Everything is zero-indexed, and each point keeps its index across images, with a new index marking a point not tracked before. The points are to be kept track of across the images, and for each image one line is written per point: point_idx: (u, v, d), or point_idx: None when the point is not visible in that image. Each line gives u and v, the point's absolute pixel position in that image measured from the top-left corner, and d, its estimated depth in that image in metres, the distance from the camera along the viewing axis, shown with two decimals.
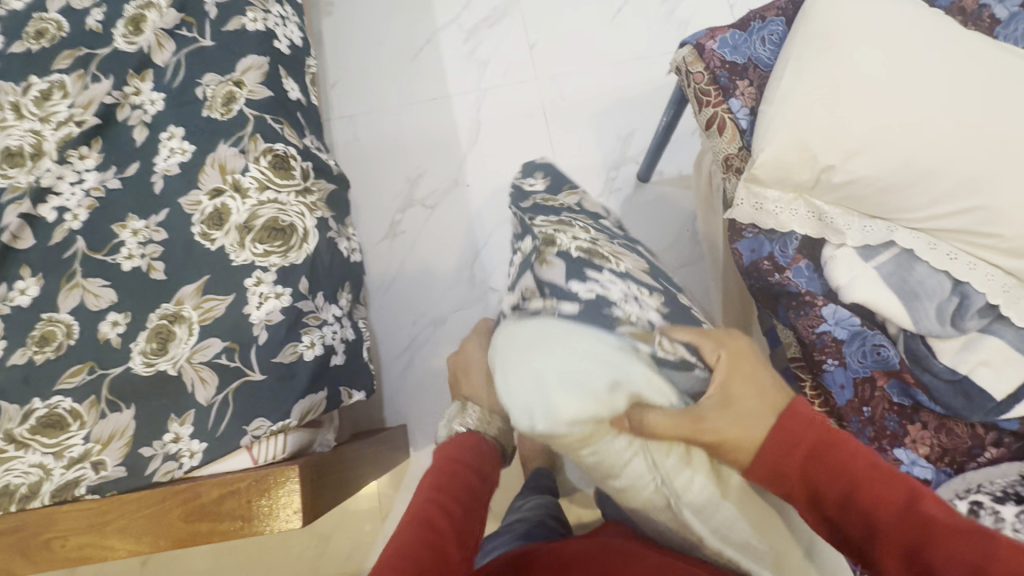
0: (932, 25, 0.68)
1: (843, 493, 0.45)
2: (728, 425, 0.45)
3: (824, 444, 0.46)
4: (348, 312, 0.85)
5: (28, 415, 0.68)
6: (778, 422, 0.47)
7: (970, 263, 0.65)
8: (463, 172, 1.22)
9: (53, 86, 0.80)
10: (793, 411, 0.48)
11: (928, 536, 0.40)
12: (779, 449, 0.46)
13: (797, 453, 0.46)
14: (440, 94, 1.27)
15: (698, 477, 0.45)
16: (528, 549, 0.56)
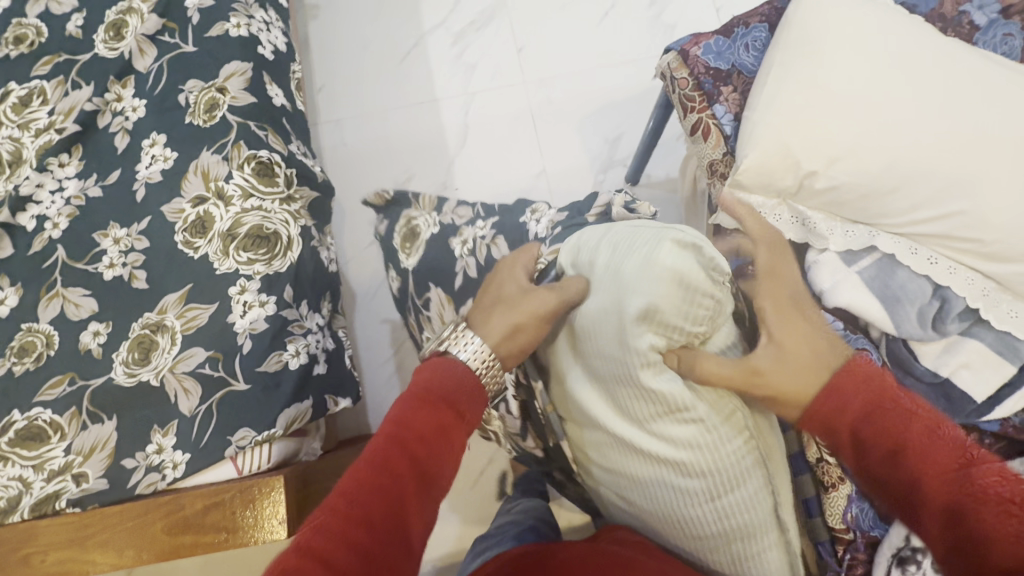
0: (911, 32, 0.69)
1: (897, 445, 0.42)
2: (789, 380, 0.46)
3: (888, 397, 0.44)
4: (328, 322, 0.84)
5: (7, 428, 0.67)
6: (833, 381, 0.45)
7: (951, 268, 0.66)
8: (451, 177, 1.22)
9: (32, 92, 0.79)
10: (850, 370, 0.46)
11: (977, 503, 0.39)
12: (832, 408, 0.45)
13: (850, 412, 0.44)
14: (429, 97, 1.27)
15: (728, 430, 0.46)
16: (523, 551, 0.54)
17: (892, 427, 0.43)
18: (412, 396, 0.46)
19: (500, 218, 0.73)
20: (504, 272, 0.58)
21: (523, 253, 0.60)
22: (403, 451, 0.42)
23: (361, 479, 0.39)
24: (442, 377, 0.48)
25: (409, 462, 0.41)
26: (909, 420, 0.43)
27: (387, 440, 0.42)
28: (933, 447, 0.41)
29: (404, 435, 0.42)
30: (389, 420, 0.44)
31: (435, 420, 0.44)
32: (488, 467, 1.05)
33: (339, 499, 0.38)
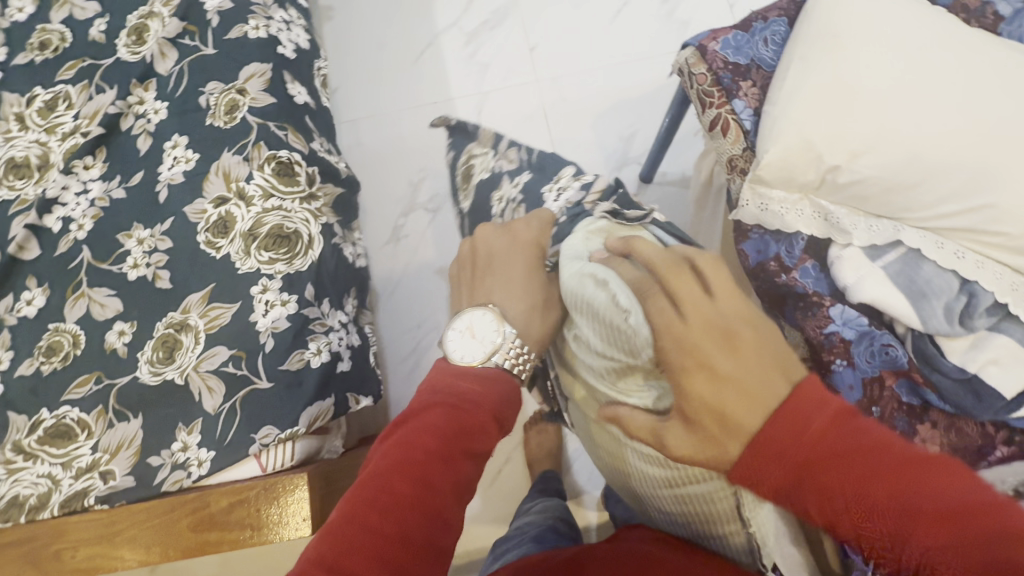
0: (935, 24, 0.68)
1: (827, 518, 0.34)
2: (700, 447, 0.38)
3: (810, 450, 0.34)
4: (353, 318, 0.84)
5: (37, 426, 0.69)
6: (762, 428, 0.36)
7: (978, 262, 0.65)
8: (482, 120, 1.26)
9: (58, 97, 0.80)
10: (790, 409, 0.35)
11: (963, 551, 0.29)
12: (771, 462, 0.35)
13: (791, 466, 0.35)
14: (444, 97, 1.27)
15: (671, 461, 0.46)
16: (545, 555, 0.53)
17: (811, 497, 0.34)
18: (453, 406, 0.43)
19: (532, 175, 0.69)
20: (517, 257, 0.54)
21: (526, 231, 0.55)
22: (443, 468, 0.39)
23: (398, 494, 0.37)
24: (481, 389, 0.45)
25: (448, 480, 0.39)
26: (836, 477, 0.33)
27: (427, 454, 0.39)
28: (869, 518, 0.32)
29: (444, 450, 0.40)
30: (425, 429, 0.41)
31: (475, 437, 0.42)
32: (505, 466, 1.04)
33: (373, 513, 0.36)
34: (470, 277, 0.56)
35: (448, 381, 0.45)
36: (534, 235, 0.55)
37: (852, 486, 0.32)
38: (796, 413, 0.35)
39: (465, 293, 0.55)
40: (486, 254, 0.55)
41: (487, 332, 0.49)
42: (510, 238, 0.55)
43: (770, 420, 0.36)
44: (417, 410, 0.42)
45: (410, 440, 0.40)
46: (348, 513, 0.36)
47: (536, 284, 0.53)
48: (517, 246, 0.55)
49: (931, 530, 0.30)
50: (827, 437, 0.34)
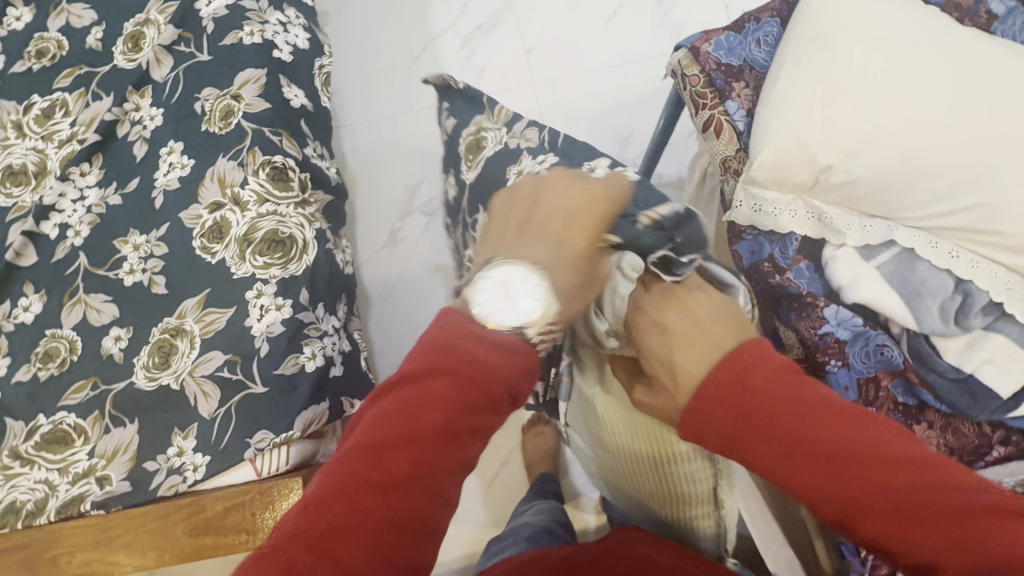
0: (927, 23, 0.68)
1: (767, 465, 0.36)
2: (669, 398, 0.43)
3: (755, 400, 0.36)
4: (345, 324, 0.83)
5: (33, 432, 0.69)
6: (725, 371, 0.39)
7: (973, 262, 0.65)
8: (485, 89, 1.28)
9: (54, 104, 0.81)
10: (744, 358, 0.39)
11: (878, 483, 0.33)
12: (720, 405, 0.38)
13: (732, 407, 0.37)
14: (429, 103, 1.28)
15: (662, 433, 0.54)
16: (539, 554, 0.53)
17: (755, 442, 0.36)
18: (462, 375, 0.38)
19: (559, 159, 0.60)
20: (580, 218, 0.46)
21: (596, 194, 0.48)
22: (446, 446, 0.37)
23: (394, 473, 0.35)
24: (499, 356, 0.40)
25: (448, 459, 0.37)
26: (778, 425, 0.35)
27: (429, 430, 0.36)
28: (811, 460, 0.34)
29: (447, 427, 0.37)
30: (429, 402, 0.37)
31: (483, 413, 0.38)
32: (502, 469, 1.05)
33: (365, 492, 0.34)
34: (512, 223, 0.48)
35: (461, 341, 0.40)
36: (604, 201, 0.47)
37: (793, 433, 0.35)
38: (743, 366, 0.38)
39: (500, 239, 0.48)
40: (545, 203, 0.47)
41: (527, 305, 0.43)
42: (580, 195, 0.47)
43: (718, 369, 0.39)
44: (420, 374, 0.38)
45: (409, 413, 0.37)
46: (339, 489, 0.34)
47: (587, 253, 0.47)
48: (582, 207, 0.47)
49: (868, 472, 0.33)
50: (770, 386, 0.36)
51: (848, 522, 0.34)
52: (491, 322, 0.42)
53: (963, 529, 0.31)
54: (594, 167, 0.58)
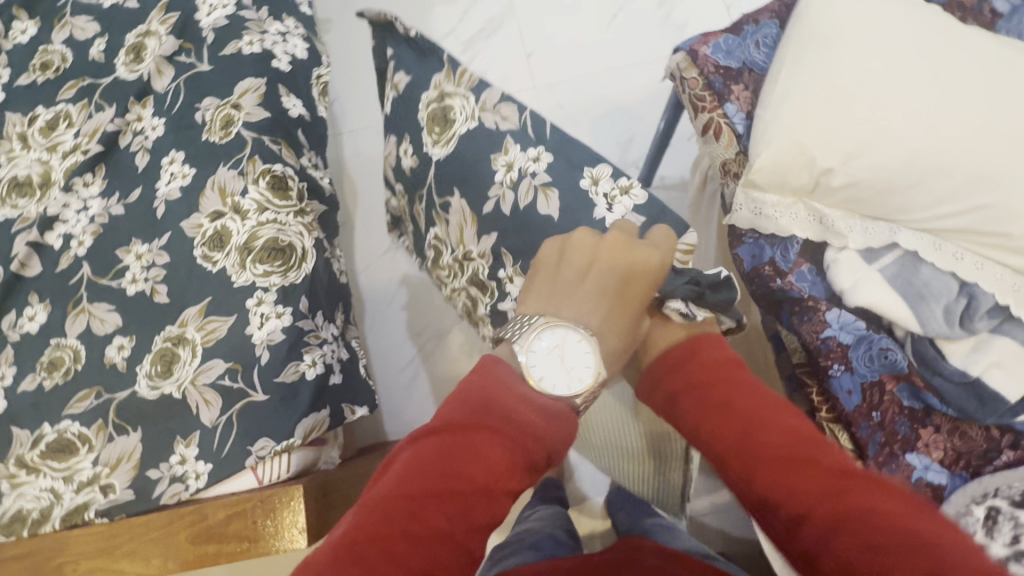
0: (928, 23, 0.67)
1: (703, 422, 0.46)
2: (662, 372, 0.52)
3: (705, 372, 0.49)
4: (341, 333, 0.83)
5: (38, 441, 0.70)
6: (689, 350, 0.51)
7: (977, 263, 0.64)
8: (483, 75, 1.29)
9: (58, 116, 0.82)
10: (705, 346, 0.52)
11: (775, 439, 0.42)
12: (680, 374, 0.50)
13: (684, 377, 0.50)
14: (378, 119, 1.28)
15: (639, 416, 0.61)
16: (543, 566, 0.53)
17: (694, 404, 0.48)
18: (506, 433, 0.43)
19: (554, 158, 0.62)
20: (633, 286, 0.51)
21: (647, 258, 0.51)
22: (482, 504, 0.40)
23: (434, 526, 0.37)
24: (539, 421, 0.45)
25: (479, 515, 0.40)
26: (711, 392, 0.47)
27: (470, 486, 0.39)
28: (729, 417, 0.45)
29: (489, 486, 0.40)
30: (473, 457, 0.41)
31: (519, 475, 0.42)
32: None
33: (400, 541, 0.36)
34: (566, 279, 0.52)
35: (503, 399, 0.45)
36: (659, 271, 0.51)
37: (728, 397, 0.46)
38: (704, 351, 0.51)
39: (552, 294, 0.52)
40: (602, 265, 0.51)
41: (579, 370, 0.49)
42: (636, 261, 0.51)
43: (680, 347, 0.52)
44: (464, 427, 0.42)
45: (454, 465, 0.40)
46: (374, 536, 0.36)
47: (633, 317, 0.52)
48: (633, 274, 0.51)
49: (769, 430, 0.42)
50: (722, 370, 0.49)
51: (746, 471, 0.41)
52: (537, 383, 0.48)
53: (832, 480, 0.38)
54: (597, 177, 0.61)
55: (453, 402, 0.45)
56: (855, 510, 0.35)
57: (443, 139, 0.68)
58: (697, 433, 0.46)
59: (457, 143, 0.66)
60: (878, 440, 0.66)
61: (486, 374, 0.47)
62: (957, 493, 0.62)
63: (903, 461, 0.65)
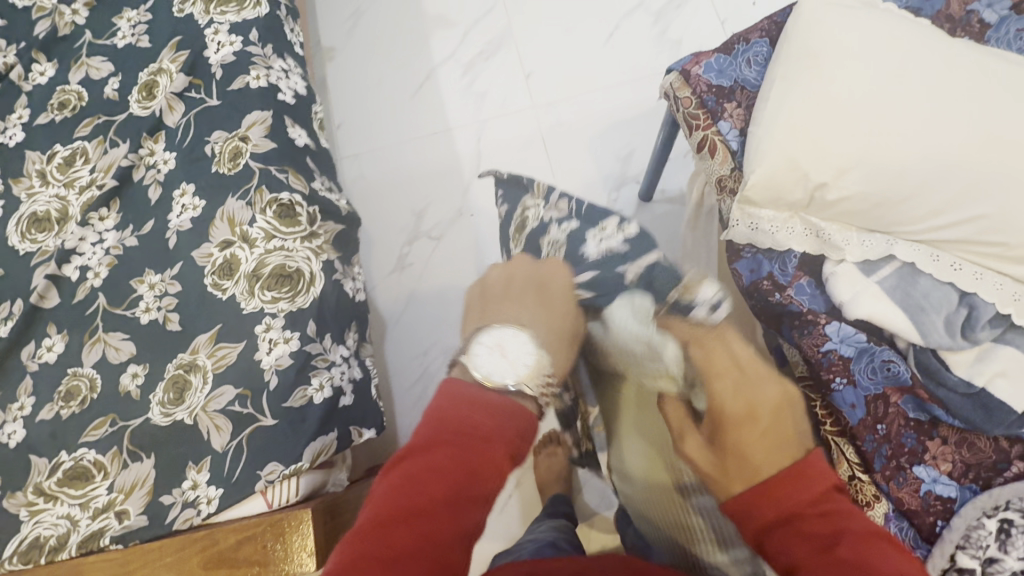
0: (914, 37, 0.68)
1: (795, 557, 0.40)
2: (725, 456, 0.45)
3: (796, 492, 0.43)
4: (355, 352, 0.85)
5: (56, 468, 0.72)
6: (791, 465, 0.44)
7: (976, 273, 0.64)
8: (480, 102, 1.31)
9: (75, 153, 0.86)
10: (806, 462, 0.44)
11: None
12: (770, 489, 0.43)
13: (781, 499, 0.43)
14: (386, 141, 1.32)
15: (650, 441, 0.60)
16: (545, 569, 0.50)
17: (792, 534, 0.41)
18: (461, 442, 0.43)
19: (579, 223, 0.66)
20: (553, 289, 0.57)
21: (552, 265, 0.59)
22: (451, 514, 0.40)
23: (405, 546, 0.38)
24: (493, 421, 0.45)
25: (452, 525, 0.40)
26: (816, 523, 0.41)
27: (434, 501, 0.40)
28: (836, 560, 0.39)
29: (452, 496, 0.41)
30: (434, 472, 0.42)
31: (483, 477, 0.43)
32: None
33: (377, 566, 0.37)
34: (499, 296, 0.58)
35: (458, 409, 0.46)
36: (566, 270, 0.59)
37: (829, 538, 0.40)
38: (805, 476, 0.43)
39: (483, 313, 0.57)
40: (522, 276, 0.59)
41: (520, 359, 0.50)
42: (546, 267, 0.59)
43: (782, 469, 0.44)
44: (424, 447, 0.43)
45: (418, 483, 0.41)
46: (354, 561, 0.37)
47: (561, 313, 0.56)
48: (546, 278, 0.58)
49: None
50: (821, 498, 0.43)
51: None
52: (491, 380, 0.47)
53: None
54: (603, 229, 0.64)
55: (414, 427, 0.46)
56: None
57: (518, 239, 0.74)
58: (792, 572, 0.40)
59: (525, 243, 0.71)
60: (883, 453, 0.66)
61: (442, 393, 0.48)
62: (966, 506, 0.61)
63: (909, 474, 0.64)
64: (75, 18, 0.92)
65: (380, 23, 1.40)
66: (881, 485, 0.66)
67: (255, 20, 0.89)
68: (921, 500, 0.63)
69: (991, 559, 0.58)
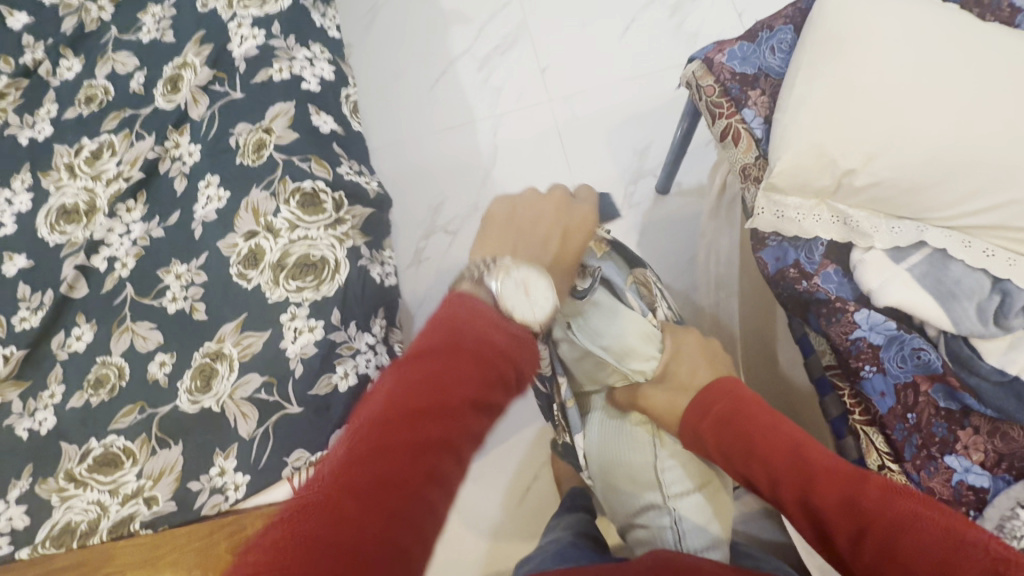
0: (948, 21, 0.67)
1: (755, 475, 0.49)
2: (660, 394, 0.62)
3: (722, 425, 0.53)
4: (382, 338, 0.84)
5: (86, 455, 0.73)
6: (703, 392, 0.57)
7: (1010, 259, 0.63)
8: (497, 97, 1.31)
9: (102, 146, 0.87)
10: (723, 388, 0.56)
11: (815, 476, 0.46)
12: (697, 411, 0.56)
13: (706, 418, 0.55)
14: (403, 135, 1.32)
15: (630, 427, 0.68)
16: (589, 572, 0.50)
17: (733, 439, 0.52)
18: (481, 354, 0.37)
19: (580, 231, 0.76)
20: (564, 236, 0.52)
21: (585, 220, 0.53)
22: (466, 424, 0.35)
23: (416, 452, 0.33)
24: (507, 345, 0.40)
25: (464, 434, 0.35)
26: (745, 424, 0.52)
27: (455, 408, 0.35)
28: (770, 446, 0.49)
29: (473, 404, 0.36)
30: (450, 381, 0.36)
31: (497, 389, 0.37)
32: (533, 484, 1.05)
33: (388, 469, 0.32)
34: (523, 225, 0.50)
35: (469, 320, 0.39)
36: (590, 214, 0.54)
37: (756, 433, 0.51)
38: (742, 401, 0.54)
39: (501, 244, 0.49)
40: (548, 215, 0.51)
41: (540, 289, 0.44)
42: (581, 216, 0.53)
43: (708, 391, 0.57)
44: (434, 352, 0.37)
45: (442, 379, 0.36)
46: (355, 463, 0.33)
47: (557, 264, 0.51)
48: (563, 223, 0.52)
49: (811, 456, 0.48)
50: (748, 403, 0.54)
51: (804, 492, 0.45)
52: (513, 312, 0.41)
53: (858, 491, 0.43)
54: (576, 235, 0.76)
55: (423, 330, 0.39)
56: (912, 517, 0.40)
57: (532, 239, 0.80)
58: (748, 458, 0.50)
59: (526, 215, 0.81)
60: (914, 443, 0.65)
61: (450, 304, 0.41)
62: (1000, 496, 0.60)
63: (941, 464, 0.63)
64: (100, 15, 0.94)
65: (397, 19, 1.41)
66: (912, 475, 0.64)
67: (277, 13, 0.90)
68: (953, 490, 0.62)
69: None
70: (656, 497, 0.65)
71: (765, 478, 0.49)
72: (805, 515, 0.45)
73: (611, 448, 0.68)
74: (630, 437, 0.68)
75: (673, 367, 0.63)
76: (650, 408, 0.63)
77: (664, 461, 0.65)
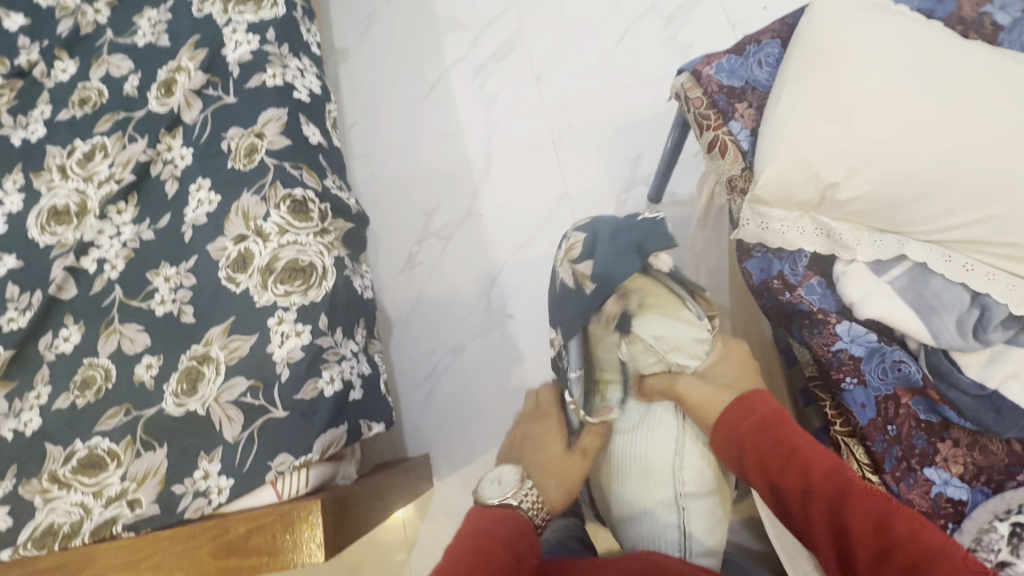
0: (929, 39, 0.68)
1: (789, 480, 0.55)
2: (699, 390, 0.64)
3: (763, 429, 0.59)
4: (363, 348, 0.86)
5: (71, 456, 0.73)
6: (742, 395, 0.62)
7: (988, 274, 0.64)
8: (492, 105, 1.32)
9: (95, 148, 0.87)
10: (760, 394, 0.62)
11: (853, 495, 0.51)
12: (736, 414, 0.61)
13: (747, 419, 0.60)
14: (398, 140, 1.33)
15: (660, 416, 0.65)
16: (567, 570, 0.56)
17: (772, 444, 0.57)
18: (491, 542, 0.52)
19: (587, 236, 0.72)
20: (550, 442, 0.71)
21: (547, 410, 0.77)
22: None
23: None
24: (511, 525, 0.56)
25: None
26: (784, 434, 0.58)
27: None
28: (806, 458, 0.55)
29: None
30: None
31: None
32: None
33: None
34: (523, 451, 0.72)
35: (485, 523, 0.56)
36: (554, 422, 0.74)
37: (796, 445, 0.57)
38: (780, 412, 0.60)
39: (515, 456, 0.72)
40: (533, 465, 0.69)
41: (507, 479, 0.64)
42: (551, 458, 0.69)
43: (751, 394, 0.62)
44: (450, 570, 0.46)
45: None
46: None
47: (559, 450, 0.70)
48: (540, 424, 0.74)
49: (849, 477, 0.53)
50: (784, 415, 0.60)
51: (840, 505, 0.51)
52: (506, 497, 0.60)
53: (893, 512, 0.49)
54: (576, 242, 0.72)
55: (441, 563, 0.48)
56: (942, 548, 0.45)
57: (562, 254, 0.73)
58: (786, 463, 0.56)
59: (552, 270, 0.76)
60: (894, 454, 0.66)
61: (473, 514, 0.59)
62: (979, 509, 0.60)
63: (920, 475, 0.64)
64: (97, 18, 0.95)
65: (393, 26, 1.42)
66: (891, 486, 0.65)
67: (272, 20, 0.91)
68: (931, 502, 0.63)
69: (1002, 563, 0.57)
70: (669, 496, 0.63)
71: (801, 488, 0.55)
72: (837, 526, 0.51)
73: (632, 437, 0.65)
74: (655, 425, 0.65)
75: (720, 368, 0.66)
76: (686, 400, 0.64)
77: (682, 460, 0.63)
